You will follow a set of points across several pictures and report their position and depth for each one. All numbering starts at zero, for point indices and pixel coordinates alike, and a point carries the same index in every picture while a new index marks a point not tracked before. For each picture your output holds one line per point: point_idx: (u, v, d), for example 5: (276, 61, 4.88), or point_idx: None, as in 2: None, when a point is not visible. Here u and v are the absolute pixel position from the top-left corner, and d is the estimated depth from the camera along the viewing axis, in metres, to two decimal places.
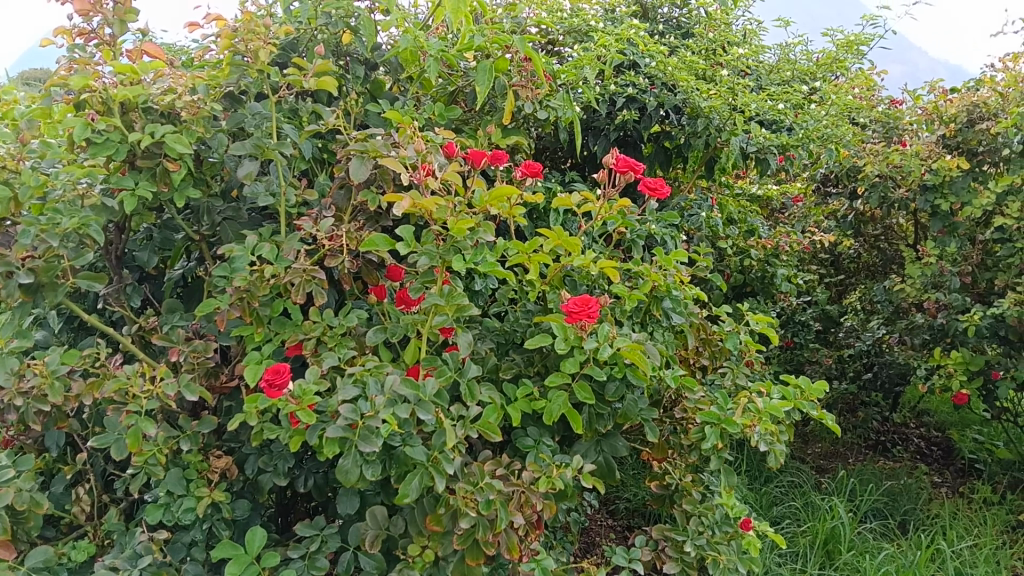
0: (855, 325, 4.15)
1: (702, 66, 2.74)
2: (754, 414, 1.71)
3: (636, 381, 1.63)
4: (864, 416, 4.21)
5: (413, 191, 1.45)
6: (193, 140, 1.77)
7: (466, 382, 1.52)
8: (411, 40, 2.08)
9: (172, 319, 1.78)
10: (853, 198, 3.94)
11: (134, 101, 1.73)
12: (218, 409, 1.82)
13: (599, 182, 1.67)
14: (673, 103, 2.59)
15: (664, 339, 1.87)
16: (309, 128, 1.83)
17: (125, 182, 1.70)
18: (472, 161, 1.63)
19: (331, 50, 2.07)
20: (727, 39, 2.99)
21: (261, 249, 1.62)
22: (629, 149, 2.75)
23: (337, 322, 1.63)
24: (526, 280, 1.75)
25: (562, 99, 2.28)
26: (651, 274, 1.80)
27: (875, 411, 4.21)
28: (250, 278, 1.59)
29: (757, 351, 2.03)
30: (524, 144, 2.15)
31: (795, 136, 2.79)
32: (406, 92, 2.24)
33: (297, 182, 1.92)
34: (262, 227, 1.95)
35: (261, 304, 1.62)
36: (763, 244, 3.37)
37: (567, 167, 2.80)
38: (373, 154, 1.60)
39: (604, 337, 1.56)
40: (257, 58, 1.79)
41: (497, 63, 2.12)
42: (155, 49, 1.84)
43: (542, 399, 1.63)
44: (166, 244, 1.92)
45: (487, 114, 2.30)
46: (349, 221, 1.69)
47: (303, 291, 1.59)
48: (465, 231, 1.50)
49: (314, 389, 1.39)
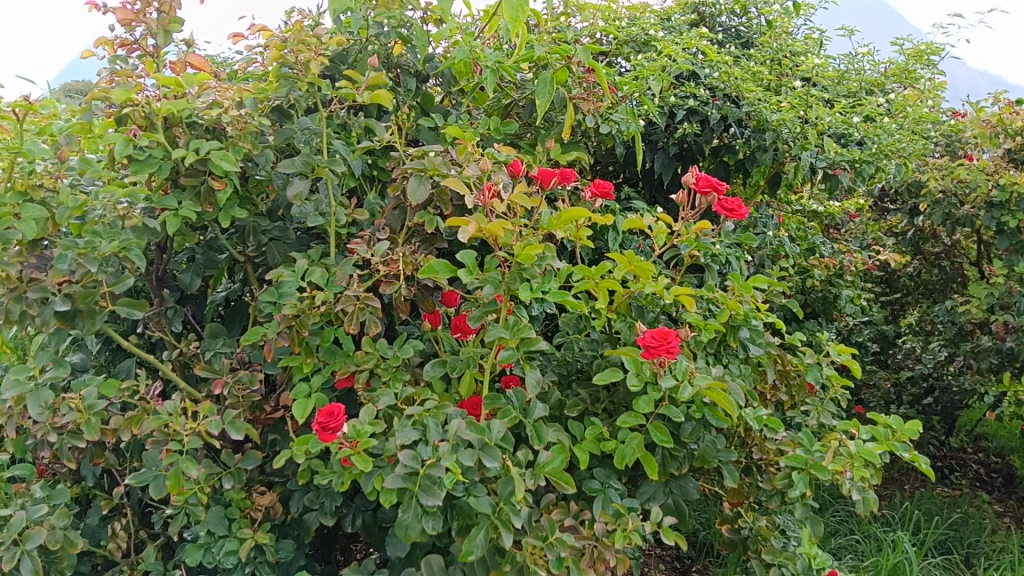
0: (914, 347, 3.94)
1: (767, 77, 2.59)
2: (846, 459, 1.58)
3: (716, 423, 1.50)
4: (919, 441, 3.93)
5: (478, 214, 1.33)
6: (240, 157, 1.67)
7: (533, 424, 1.38)
8: (467, 52, 1.96)
9: (215, 346, 1.72)
10: (913, 216, 3.79)
11: (179, 115, 1.63)
12: (262, 441, 1.71)
13: (677, 204, 1.54)
14: (737, 116, 2.44)
15: (740, 373, 1.73)
16: (361, 145, 1.72)
17: (168, 201, 1.60)
18: (539, 181, 1.50)
19: (382, 62, 1.96)
20: (791, 49, 2.84)
21: (312, 274, 1.51)
22: (687, 163, 2.61)
23: (392, 353, 1.51)
24: (593, 308, 1.62)
25: (624, 112, 2.14)
26: (728, 303, 1.66)
27: (932, 435, 3.93)
28: (300, 304, 1.49)
29: (841, 386, 1.88)
30: (585, 159, 2.02)
31: (867, 150, 2.61)
32: (459, 105, 2.12)
33: (347, 200, 1.81)
34: (310, 247, 1.84)
35: (310, 333, 1.51)
36: (826, 262, 3.19)
37: (622, 183, 2.66)
38: (432, 172, 1.49)
39: (683, 373, 1.43)
40: (308, 69, 1.69)
41: (558, 74, 1.95)
42: (200, 61, 1.74)
43: (613, 441, 1.49)
44: (209, 265, 1.81)
45: (543, 128, 2.17)
46: (403, 244, 1.58)
47: (356, 320, 1.47)
48: (534, 257, 1.36)
49: (370, 431, 1.28)
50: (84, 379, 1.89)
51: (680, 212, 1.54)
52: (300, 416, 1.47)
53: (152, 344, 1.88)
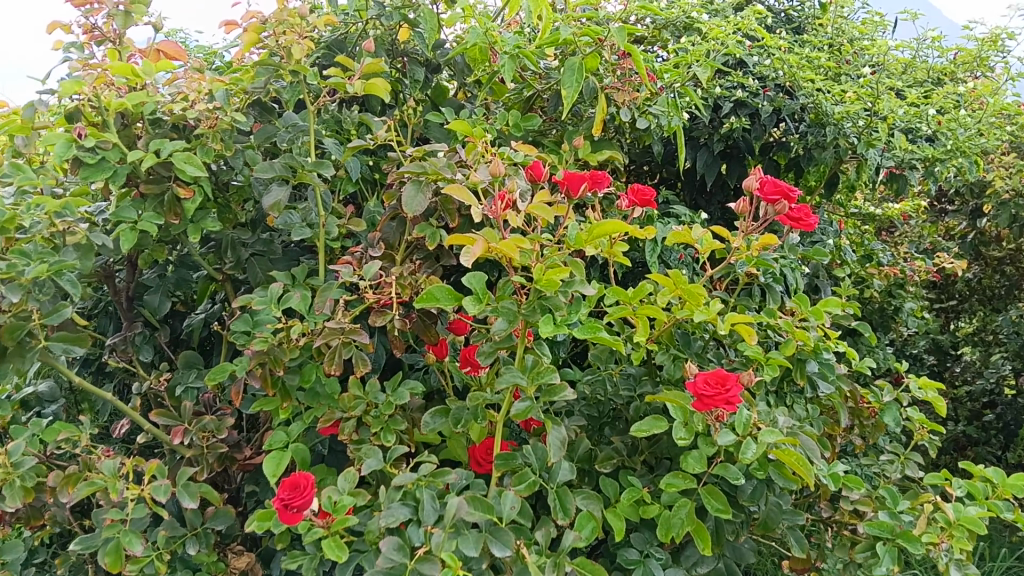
0: (973, 360, 3.49)
1: (825, 64, 2.29)
2: (942, 526, 1.28)
3: (784, 484, 1.21)
4: (974, 459, 3.41)
5: (488, 231, 1.04)
6: (210, 159, 1.41)
7: (556, 491, 1.10)
8: (483, 34, 1.68)
9: (185, 378, 1.48)
10: (975, 217, 3.36)
11: (138, 111, 1.39)
12: (241, 492, 1.46)
13: (738, 215, 1.24)
14: (792, 108, 2.14)
15: (807, 415, 1.46)
16: (351, 145, 1.41)
17: (124, 211, 1.36)
18: (565, 186, 1.21)
19: (385, 49, 1.70)
20: (851, 33, 2.52)
21: (289, 300, 1.25)
22: (734, 163, 2.31)
23: (385, 397, 1.24)
24: (630, 339, 1.34)
25: (666, 103, 1.82)
26: (794, 332, 1.38)
27: (989, 452, 3.41)
28: (273, 338, 1.23)
29: (928, 429, 1.57)
30: (619, 160, 1.73)
31: (941, 147, 2.31)
32: (474, 98, 1.85)
33: (341, 208, 1.55)
34: (299, 263, 1.58)
35: (286, 371, 1.25)
36: (885, 272, 2.85)
37: (658, 184, 2.37)
38: (433, 177, 1.23)
39: (745, 427, 1.16)
40: (290, 54, 1.41)
41: (587, 60, 1.67)
42: (173, 50, 1.52)
43: (655, 505, 1.21)
44: (182, 284, 1.58)
45: (570, 124, 1.89)
46: (402, 262, 1.32)
47: (339, 358, 1.20)
48: (558, 284, 1.07)
49: (349, 504, 1.01)
50: (50, 411, 1.69)
51: (738, 224, 1.25)
52: (271, 476, 1.19)
53: (126, 373, 1.66)
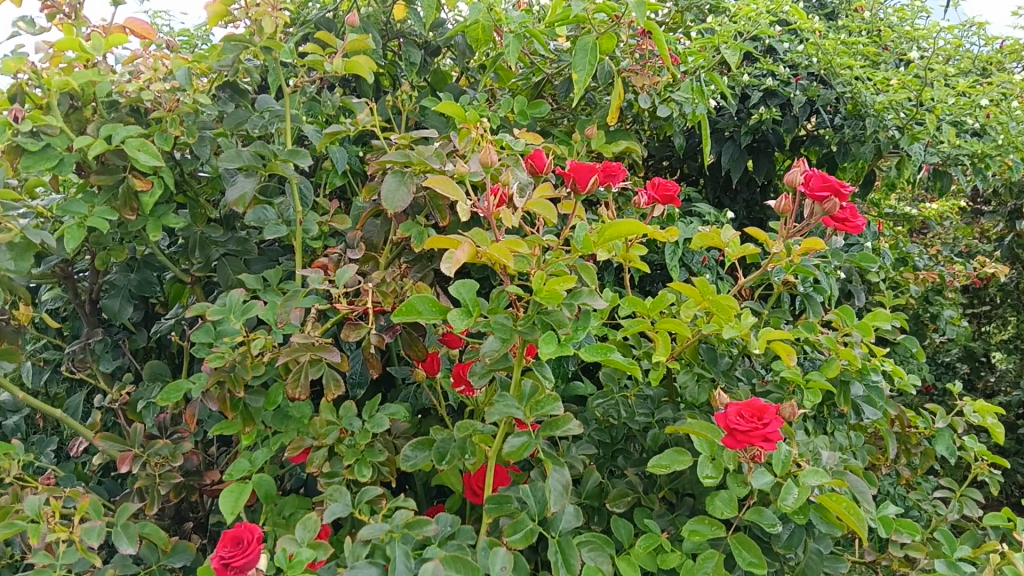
0: (1011, 371, 3.25)
1: (864, 50, 2.08)
2: None
3: (826, 530, 1.03)
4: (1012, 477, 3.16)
5: (476, 231, 0.86)
6: (170, 147, 1.24)
7: (557, 543, 0.91)
8: (485, 11, 1.50)
9: (149, 393, 1.33)
10: (1014, 219, 3.13)
11: (90, 91, 1.23)
12: (208, 522, 1.29)
13: (777, 214, 1.04)
14: (828, 98, 1.96)
15: (850, 443, 1.29)
16: (330, 130, 1.22)
17: (72, 204, 1.19)
18: (571, 177, 0.98)
19: (378, 28, 1.53)
20: (891, 19, 2.31)
21: (252, 309, 1.07)
22: (762, 157, 2.11)
23: (361, 423, 1.06)
24: (648, 357, 1.15)
25: (689, 89, 1.64)
26: (838, 350, 1.20)
27: None
28: (232, 352, 1.06)
29: (987, 461, 1.37)
30: (637, 151, 1.54)
31: (990, 142, 2.11)
32: (477, 84, 1.67)
33: (324, 203, 1.38)
34: (278, 264, 1.41)
35: (248, 392, 1.08)
36: (922, 277, 2.63)
37: (679, 180, 2.17)
38: (419, 168, 1.06)
39: (784, 466, 0.98)
40: (263, 30, 1.24)
41: (602, 40, 1.49)
42: (141, 27, 1.38)
43: (676, 554, 1.03)
44: (146, 288, 1.42)
45: (583, 112, 1.70)
46: (386, 267, 1.15)
47: (305, 378, 1.02)
48: (562, 295, 0.89)
49: (307, 559, 0.84)
50: (13, 421, 1.55)
51: (777, 225, 1.06)
52: (228, 512, 0.98)
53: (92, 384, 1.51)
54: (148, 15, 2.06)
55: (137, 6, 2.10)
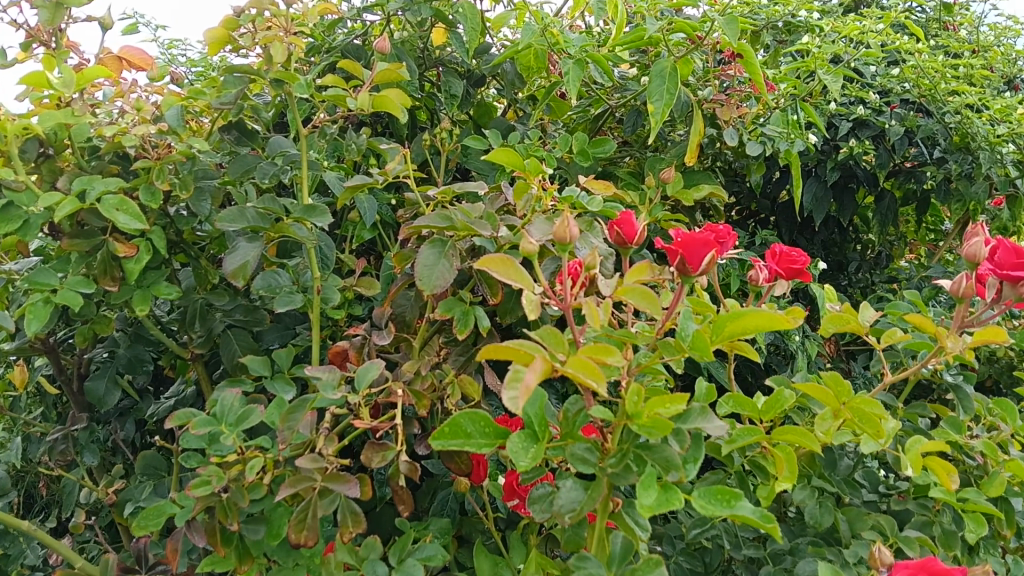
0: None
1: (970, 73, 1.81)
2: None
3: None
4: None
5: (549, 334, 0.60)
6: (160, 203, 1.01)
7: None
8: (541, 32, 1.26)
9: (138, 495, 1.11)
10: None
11: (65, 136, 1.01)
12: None
13: (955, 297, 0.76)
14: (932, 129, 1.69)
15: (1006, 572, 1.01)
16: (350, 181, 0.98)
17: (39, 275, 0.96)
18: (677, 253, 0.70)
19: (414, 55, 1.30)
20: (990, 39, 2.04)
21: (250, 416, 0.84)
22: (847, 196, 1.81)
23: (389, 567, 0.81)
24: (761, 473, 0.88)
25: (780, 122, 1.38)
26: (1000, 461, 0.93)
27: None
28: (224, 473, 0.82)
29: None
30: (721, 197, 1.28)
31: None
32: (528, 117, 1.42)
33: (348, 264, 1.15)
34: (293, 335, 1.18)
35: (246, 520, 0.84)
36: None
37: (749, 220, 1.88)
38: (465, 235, 0.82)
39: None
40: (271, 58, 1.01)
41: (680, 66, 1.25)
42: (138, 55, 1.17)
43: None
44: (137, 367, 1.19)
45: (652, 149, 1.45)
46: (422, 355, 0.91)
47: (312, 513, 0.78)
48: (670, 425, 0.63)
49: None
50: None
51: (951, 311, 0.78)
52: None
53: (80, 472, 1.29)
54: (161, 45, 1.86)
55: (150, 35, 1.90)
